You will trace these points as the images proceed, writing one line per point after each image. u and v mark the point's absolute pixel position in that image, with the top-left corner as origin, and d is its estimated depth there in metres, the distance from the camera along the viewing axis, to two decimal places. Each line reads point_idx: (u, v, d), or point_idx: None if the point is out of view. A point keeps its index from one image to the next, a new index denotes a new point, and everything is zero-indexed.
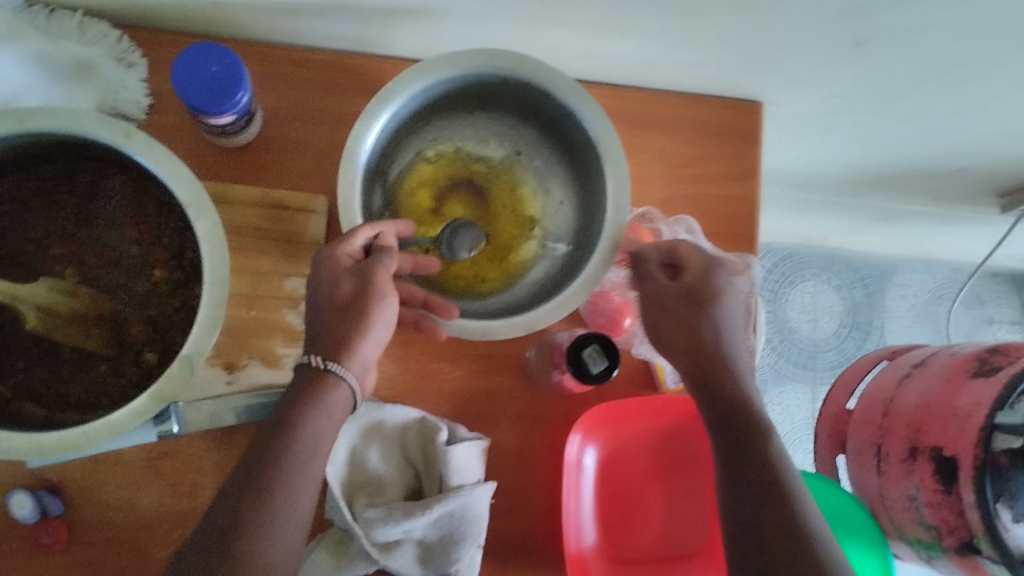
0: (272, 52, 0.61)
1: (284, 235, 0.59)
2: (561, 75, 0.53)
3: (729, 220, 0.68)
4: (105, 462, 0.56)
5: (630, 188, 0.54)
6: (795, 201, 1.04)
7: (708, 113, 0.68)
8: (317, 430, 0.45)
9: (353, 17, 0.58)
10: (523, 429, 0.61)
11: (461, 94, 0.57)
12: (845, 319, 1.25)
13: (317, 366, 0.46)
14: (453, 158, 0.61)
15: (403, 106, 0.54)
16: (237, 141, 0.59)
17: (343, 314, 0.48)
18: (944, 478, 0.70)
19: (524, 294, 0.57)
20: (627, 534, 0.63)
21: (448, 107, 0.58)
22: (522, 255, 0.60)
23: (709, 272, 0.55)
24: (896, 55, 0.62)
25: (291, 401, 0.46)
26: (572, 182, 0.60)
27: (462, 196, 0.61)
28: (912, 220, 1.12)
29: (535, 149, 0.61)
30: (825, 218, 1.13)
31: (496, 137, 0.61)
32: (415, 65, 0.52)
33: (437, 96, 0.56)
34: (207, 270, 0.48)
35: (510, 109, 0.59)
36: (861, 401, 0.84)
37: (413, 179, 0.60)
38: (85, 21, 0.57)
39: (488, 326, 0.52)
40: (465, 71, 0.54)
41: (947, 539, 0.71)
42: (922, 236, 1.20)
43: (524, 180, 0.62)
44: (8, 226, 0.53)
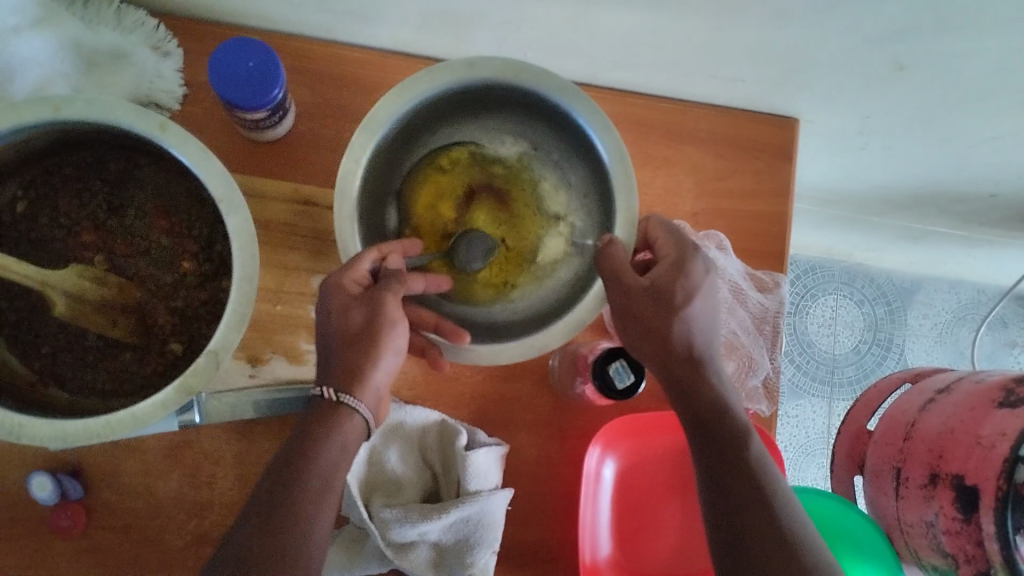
0: (305, 47, 0.61)
1: (312, 230, 0.59)
2: (550, 76, 0.50)
3: (758, 236, 0.67)
4: (124, 450, 0.56)
5: (637, 193, 0.52)
6: (822, 217, 1.03)
7: (744, 129, 0.67)
8: (332, 459, 0.45)
9: (390, 17, 0.58)
10: (541, 437, 0.60)
11: (454, 101, 0.53)
12: (866, 335, 1.24)
13: (329, 399, 0.46)
14: (468, 164, 0.57)
15: (392, 129, 0.51)
16: (270, 135, 0.59)
17: (352, 346, 0.47)
18: (965, 506, 0.69)
19: (552, 299, 0.56)
20: (641, 548, 0.62)
21: (451, 112, 0.54)
22: (546, 256, 0.58)
23: (685, 262, 0.50)
24: (939, 79, 0.61)
25: (305, 433, 0.45)
26: (589, 174, 0.56)
27: (481, 202, 0.57)
28: (941, 240, 1.10)
29: (552, 143, 0.56)
30: (851, 235, 1.12)
31: (510, 135, 0.57)
32: (393, 87, 0.49)
33: (434, 106, 0.53)
34: (236, 266, 0.47)
35: (515, 108, 0.55)
36: (881, 423, 0.83)
37: (426, 191, 0.57)
38: (121, 8, 0.57)
39: (498, 349, 0.51)
40: (447, 84, 0.50)
41: (964, 566, 0.71)
42: (949, 257, 1.18)
43: (544, 176, 0.58)
44: (38, 211, 0.53)
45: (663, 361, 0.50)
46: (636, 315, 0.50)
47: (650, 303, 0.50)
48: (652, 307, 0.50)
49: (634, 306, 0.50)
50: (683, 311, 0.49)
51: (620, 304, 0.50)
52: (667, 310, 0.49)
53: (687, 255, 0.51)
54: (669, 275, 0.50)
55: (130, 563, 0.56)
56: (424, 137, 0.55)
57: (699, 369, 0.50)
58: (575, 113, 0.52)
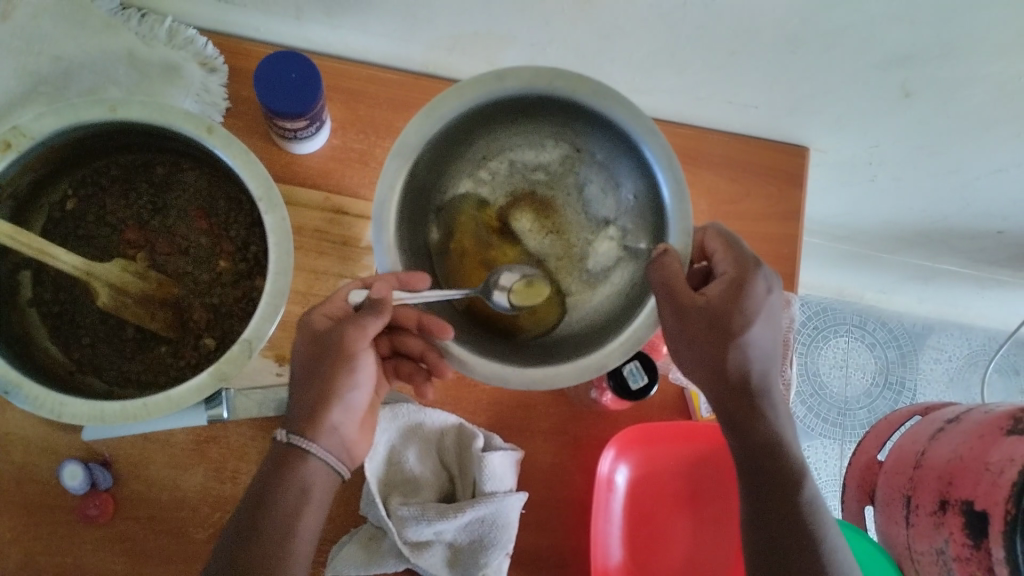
0: (342, 68, 0.64)
1: (341, 237, 0.62)
2: (584, 82, 0.51)
3: (769, 257, 0.70)
4: (154, 442, 0.58)
5: (690, 197, 0.52)
6: (833, 253, 1.05)
7: (755, 155, 0.70)
8: (290, 503, 0.48)
9: (423, 40, 0.61)
10: (556, 444, 0.62)
11: (489, 114, 0.53)
12: (878, 377, 1.24)
13: (283, 441, 0.50)
14: (509, 173, 0.57)
15: (426, 150, 0.52)
16: (300, 150, 0.62)
17: (312, 385, 0.50)
18: (974, 533, 0.69)
19: (606, 308, 0.55)
20: (650, 557, 0.64)
21: (488, 121, 0.54)
22: (598, 259, 0.57)
23: (746, 282, 0.48)
24: (944, 107, 0.64)
25: (266, 477, 0.49)
26: (639, 177, 0.54)
27: (526, 207, 0.57)
28: (952, 281, 1.12)
29: (594, 147, 0.55)
30: (862, 273, 1.13)
31: (550, 139, 0.55)
32: (423, 108, 0.51)
33: (468, 115, 0.52)
34: (273, 259, 0.50)
35: (551, 112, 0.53)
36: (891, 453, 0.83)
37: (471, 205, 0.56)
38: (173, 27, 0.61)
39: (551, 372, 0.50)
40: (476, 100, 0.51)
41: None
42: (959, 300, 1.20)
43: (590, 178, 0.56)
44: (86, 208, 0.56)
45: (715, 386, 0.50)
46: (689, 343, 0.49)
47: (707, 327, 0.48)
48: (708, 328, 0.48)
49: (691, 328, 0.48)
50: (739, 339, 0.48)
51: (672, 326, 0.49)
52: (723, 337, 0.48)
53: (746, 278, 0.48)
54: (727, 295, 0.48)
55: (153, 553, 0.57)
56: (462, 151, 0.55)
57: (750, 398, 0.50)
58: (609, 116, 0.52)
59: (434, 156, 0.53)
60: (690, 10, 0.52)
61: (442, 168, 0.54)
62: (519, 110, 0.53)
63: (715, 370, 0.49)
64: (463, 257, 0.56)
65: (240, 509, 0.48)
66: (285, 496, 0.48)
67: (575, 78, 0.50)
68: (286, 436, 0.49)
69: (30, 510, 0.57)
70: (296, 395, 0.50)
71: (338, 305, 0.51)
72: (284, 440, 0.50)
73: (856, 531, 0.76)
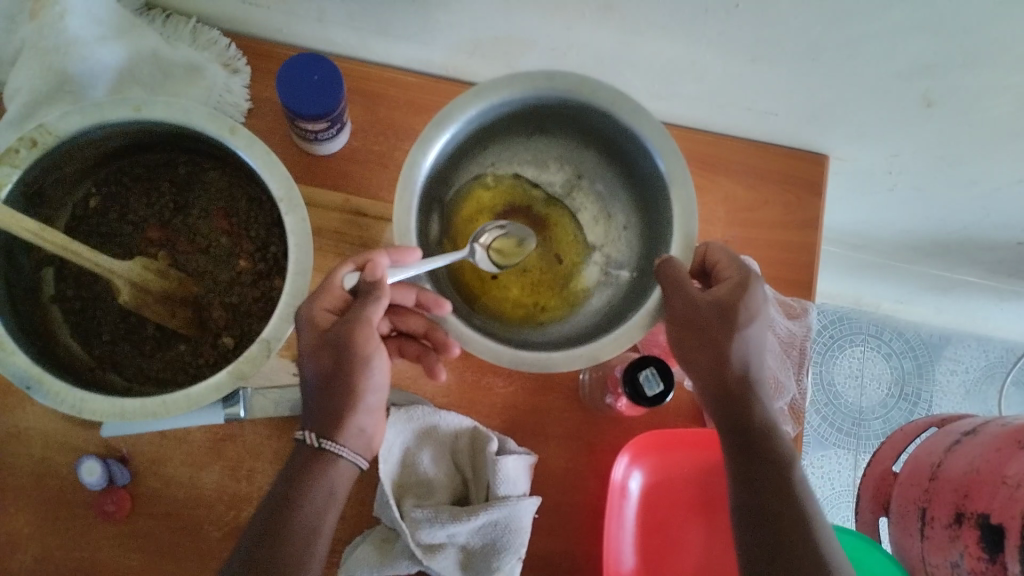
0: (363, 71, 0.65)
1: (359, 239, 0.63)
2: (623, 97, 0.52)
3: (786, 265, 0.70)
4: (171, 440, 0.58)
5: (696, 216, 0.54)
6: (849, 262, 1.05)
7: (774, 163, 0.70)
8: (316, 507, 0.48)
9: (443, 43, 0.62)
10: (570, 449, 0.62)
11: (516, 120, 0.56)
12: (894, 388, 1.24)
13: (311, 444, 0.49)
14: (512, 185, 0.61)
15: (461, 130, 0.53)
16: (322, 152, 0.63)
17: (331, 392, 0.49)
18: (989, 547, 0.69)
19: (584, 324, 0.57)
20: (662, 565, 0.64)
21: (512, 130, 0.58)
22: (581, 282, 0.61)
23: (748, 283, 0.52)
24: (965, 118, 0.63)
25: (290, 478, 0.49)
26: (635, 211, 0.60)
27: (521, 218, 0.61)
28: (970, 292, 1.11)
29: (595, 177, 0.61)
30: (879, 282, 1.13)
31: (556, 162, 0.61)
32: (471, 90, 0.52)
33: (501, 117, 0.55)
34: (292, 261, 0.50)
35: (570, 133, 0.58)
36: (906, 465, 0.82)
37: (471, 205, 0.60)
38: (197, 28, 0.62)
39: (544, 359, 0.50)
40: (520, 94, 0.53)
41: None
42: (976, 311, 1.19)
43: (586, 206, 0.62)
44: (109, 207, 0.57)
45: (715, 380, 0.51)
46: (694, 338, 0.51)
47: (714, 319, 0.50)
48: (714, 318, 0.50)
49: (699, 321, 0.50)
50: (740, 331, 0.50)
51: (678, 318, 0.51)
52: (727, 331, 0.50)
53: (748, 279, 0.52)
54: (730, 293, 0.51)
55: (168, 550, 0.58)
56: (479, 149, 0.58)
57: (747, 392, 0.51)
58: (630, 135, 0.54)
59: (461, 143, 0.55)
60: (711, 17, 0.52)
61: (459, 158, 0.57)
62: (542, 122, 0.57)
63: (718, 369, 0.51)
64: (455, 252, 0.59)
65: (263, 505, 0.48)
66: (310, 496, 0.48)
67: (615, 94, 0.52)
68: (313, 440, 0.49)
69: (47, 505, 0.57)
70: (313, 397, 0.50)
71: (335, 297, 0.51)
72: (308, 444, 0.49)
73: (870, 542, 0.75)
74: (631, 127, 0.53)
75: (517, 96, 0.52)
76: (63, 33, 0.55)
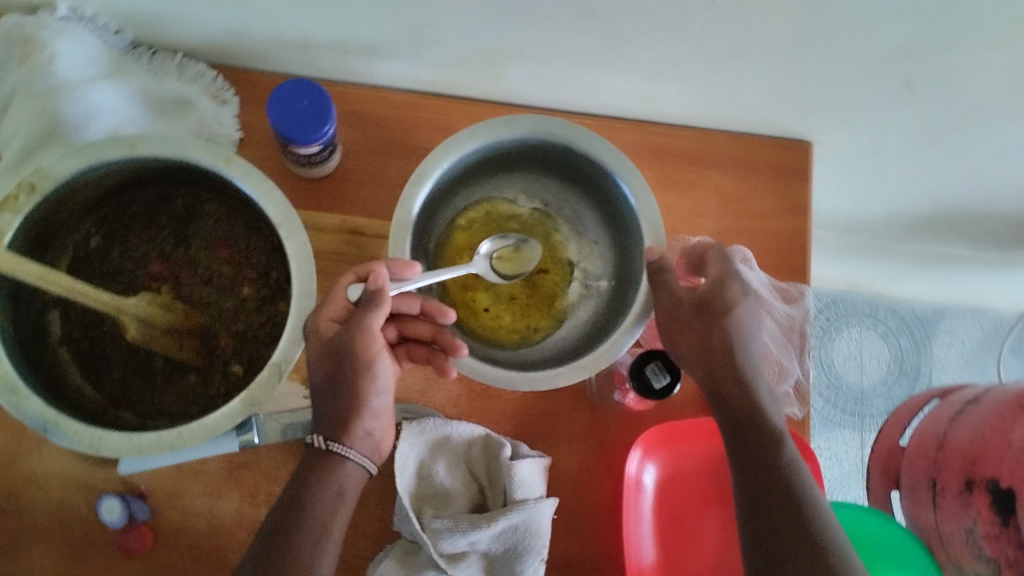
0: (353, 93, 0.66)
1: (359, 258, 0.64)
2: (578, 130, 0.58)
3: (780, 251, 0.71)
4: (187, 471, 0.58)
5: (661, 223, 0.58)
6: (841, 245, 1.06)
7: (758, 152, 0.71)
8: (325, 505, 0.50)
9: (431, 60, 0.63)
10: (583, 449, 0.62)
11: (483, 164, 0.62)
12: (893, 365, 1.25)
13: (319, 447, 0.51)
14: (486, 222, 0.67)
15: (435, 185, 0.58)
16: (321, 173, 0.63)
17: (337, 396, 0.52)
18: (1001, 511, 0.70)
19: (575, 335, 0.62)
20: (682, 556, 0.64)
21: (481, 174, 0.64)
22: (566, 299, 0.66)
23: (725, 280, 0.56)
24: (945, 96, 0.65)
25: (300, 480, 0.50)
26: (604, 226, 0.65)
27: None
28: (962, 266, 1.12)
29: (561, 202, 0.66)
30: (871, 264, 1.14)
31: (524, 194, 0.67)
32: (439, 147, 0.57)
33: (469, 164, 0.61)
34: (296, 284, 0.51)
35: (533, 168, 0.64)
36: (913, 439, 0.83)
37: (452, 249, 0.65)
38: (184, 62, 0.63)
39: (551, 375, 0.54)
40: (483, 142, 0.58)
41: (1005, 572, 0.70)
42: (970, 287, 1.20)
43: (561, 228, 0.67)
44: (110, 245, 0.58)
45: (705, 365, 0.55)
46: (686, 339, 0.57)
47: (693, 317, 0.56)
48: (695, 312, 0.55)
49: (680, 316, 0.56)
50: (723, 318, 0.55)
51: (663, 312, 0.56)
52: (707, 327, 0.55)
53: (725, 278, 0.56)
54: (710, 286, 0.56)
55: None
56: (453, 197, 0.63)
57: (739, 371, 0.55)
58: (591, 160, 0.59)
59: (437, 195, 0.60)
60: (692, 16, 0.53)
61: (437, 209, 0.62)
62: (505, 162, 0.63)
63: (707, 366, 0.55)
64: (448, 294, 0.64)
65: (278, 507, 0.50)
66: (321, 496, 0.50)
67: (570, 125, 0.58)
68: (321, 443, 0.51)
69: (70, 545, 0.58)
70: (319, 403, 0.52)
71: (338, 307, 0.52)
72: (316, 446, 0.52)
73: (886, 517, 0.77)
74: (590, 154, 0.59)
75: (480, 144, 0.58)
76: (53, 77, 0.56)
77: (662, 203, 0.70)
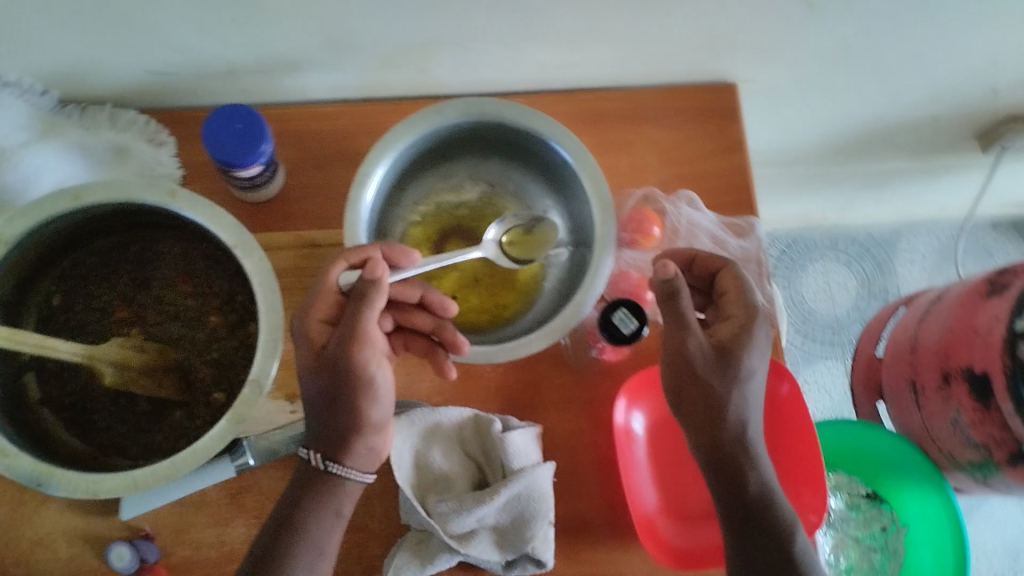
0: (286, 112, 0.68)
1: (320, 269, 0.64)
2: (507, 105, 0.59)
3: (723, 192, 0.72)
4: (190, 505, 0.59)
5: (604, 178, 0.60)
6: (788, 179, 1.09)
7: (684, 99, 0.74)
8: (323, 528, 0.54)
9: (355, 64, 0.64)
10: (571, 412, 0.64)
11: (422, 157, 0.64)
12: (862, 290, 1.28)
13: (318, 465, 0.54)
14: (438, 215, 0.68)
15: (381, 184, 0.60)
16: (266, 195, 0.65)
17: (334, 416, 0.53)
18: (981, 395, 0.72)
19: (546, 304, 0.64)
20: (687, 494, 0.65)
21: (423, 168, 0.65)
22: (530, 272, 0.67)
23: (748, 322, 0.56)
24: (850, 14, 0.68)
25: (298, 499, 0.54)
26: (552, 195, 0.67)
27: (455, 239, 0.68)
28: (905, 181, 1.14)
29: (506, 180, 0.68)
30: (819, 195, 1.17)
31: (468, 179, 0.68)
32: (378, 144, 0.58)
33: (409, 160, 0.62)
34: (260, 300, 0.53)
35: (473, 151, 0.66)
36: (888, 349, 0.86)
37: (410, 246, 0.67)
38: (115, 112, 0.64)
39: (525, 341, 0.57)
40: (418, 133, 0.60)
41: (997, 454, 0.72)
42: (918, 202, 1.23)
43: (511, 205, 0.69)
44: (73, 300, 0.58)
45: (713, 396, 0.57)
46: (686, 383, 0.56)
47: (714, 369, 0.55)
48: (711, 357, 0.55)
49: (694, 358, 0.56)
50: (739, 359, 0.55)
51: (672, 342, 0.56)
52: (725, 378, 0.55)
53: (750, 323, 0.56)
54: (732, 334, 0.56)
55: None
56: (401, 195, 0.65)
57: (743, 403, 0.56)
58: (529, 132, 0.61)
59: (385, 195, 0.62)
60: None
61: (388, 209, 0.64)
62: (444, 150, 0.64)
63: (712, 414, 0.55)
64: None
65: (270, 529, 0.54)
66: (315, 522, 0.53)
67: (500, 103, 0.59)
68: (321, 464, 0.54)
69: None
70: (316, 416, 0.54)
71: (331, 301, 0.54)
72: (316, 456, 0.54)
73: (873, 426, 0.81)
74: (525, 125, 0.60)
75: (415, 136, 0.60)
76: None
77: (603, 164, 0.72)
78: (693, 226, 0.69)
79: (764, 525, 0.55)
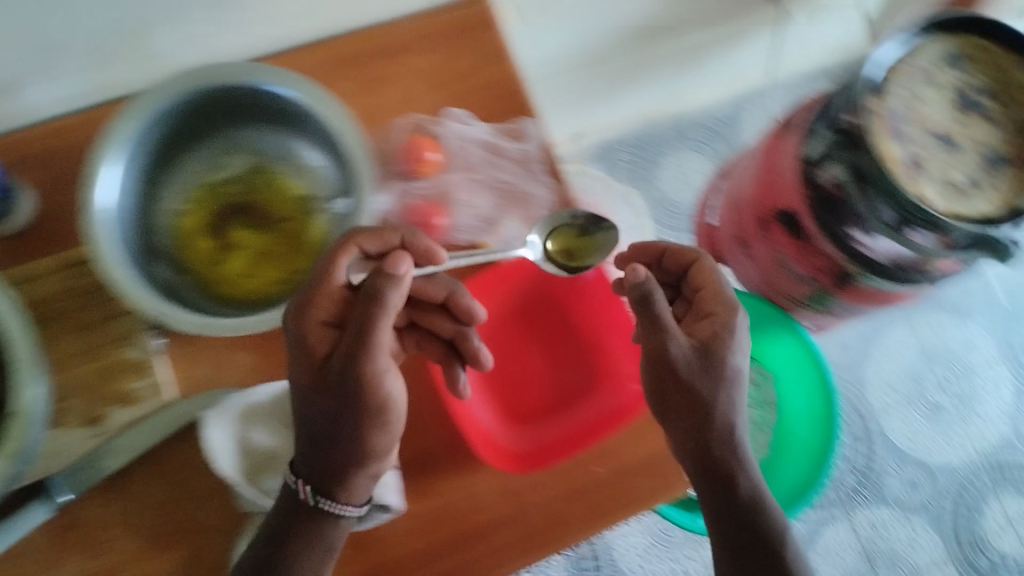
0: (16, 136, 0.63)
1: (91, 284, 0.60)
2: (227, 67, 0.57)
3: (495, 99, 0.70)
4: (13, 556, 0.56)
5: (349, 117, 0.58)
6: (593, 69, 1.12)
7: (444, 21, 0.70)
8: (308, 570, 0.53)
9: (72, 62, 0.63)
10: (391, 355, 0.63)
11: (166, 141, 0.60)
12: (716, 168, 1.27)
13: (309, 501, 0.53)
14: (205, 198, 0.66)
15: (122, 180, 0.56)
16: (15, 225, 0.61)
17: (334, 446, 0.53)
18: (795, 232, 0.73)
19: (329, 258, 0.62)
20: (525, 398, 0.73)
21: (170, 151, 0.62)
22: (314, 231, 0.65)
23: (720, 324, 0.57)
24: None
25: (289, 535, 0.53)
26: (312, 146, 0.65)
27: (233, 220, 0.66)
28: (702, 52, 1.19)
29: (267, 143, 0.66)
30: (632, 85, 1.19)
31: (229, 154, 0.66)
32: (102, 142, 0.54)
33: (149, 149, 0.59)
34: (10, 330, 0.51)
35: (220, 124, 0.63)
36: (723, 214, 0.87)
37: (185, 237, 0.64)
38: None
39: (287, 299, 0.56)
40: (145, 119, 0.56)
41: (826, 282, 0.74)
42: (735, 67, 1.24)
43: (281, 168, 0.66)
44: None
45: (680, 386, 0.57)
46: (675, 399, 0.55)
47: (698, 369, 0.55)
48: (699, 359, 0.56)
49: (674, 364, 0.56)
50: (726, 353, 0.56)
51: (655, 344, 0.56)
52: (711, 381, 0.55)
53: (726, 332, 0.57)
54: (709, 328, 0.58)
55: None
56: (155, 187, 0.61)
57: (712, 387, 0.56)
58: (259, 88, 0.58)
59: (133, 192, 0.58)
60: None
61: (144, 206, 0.60)
62: (186, 128, 0.61)
63: (703, 417, 0.55)
64: (201, 280, 0.63)
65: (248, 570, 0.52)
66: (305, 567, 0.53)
67: (218, 67, 0.57)
68: (311, 499, 0.53)
69: None
70: (317, 439, 0.53)
71: (329, 301, 0.54)
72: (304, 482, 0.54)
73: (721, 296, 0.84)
74: (250, 83, 0.58)
75: (142, 122, 0.56)
76: None
77: (370, 108, 0.68)
78: (463, 139, 0.70)
79: (760, 539, 0.54)
